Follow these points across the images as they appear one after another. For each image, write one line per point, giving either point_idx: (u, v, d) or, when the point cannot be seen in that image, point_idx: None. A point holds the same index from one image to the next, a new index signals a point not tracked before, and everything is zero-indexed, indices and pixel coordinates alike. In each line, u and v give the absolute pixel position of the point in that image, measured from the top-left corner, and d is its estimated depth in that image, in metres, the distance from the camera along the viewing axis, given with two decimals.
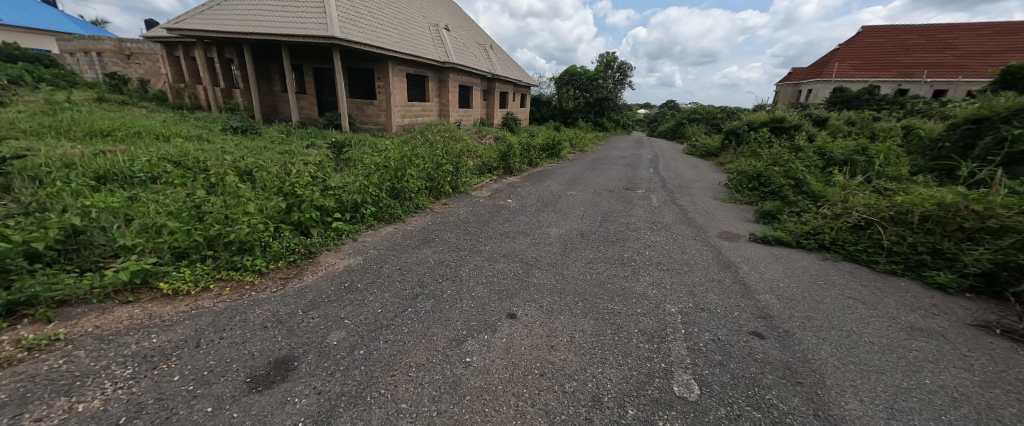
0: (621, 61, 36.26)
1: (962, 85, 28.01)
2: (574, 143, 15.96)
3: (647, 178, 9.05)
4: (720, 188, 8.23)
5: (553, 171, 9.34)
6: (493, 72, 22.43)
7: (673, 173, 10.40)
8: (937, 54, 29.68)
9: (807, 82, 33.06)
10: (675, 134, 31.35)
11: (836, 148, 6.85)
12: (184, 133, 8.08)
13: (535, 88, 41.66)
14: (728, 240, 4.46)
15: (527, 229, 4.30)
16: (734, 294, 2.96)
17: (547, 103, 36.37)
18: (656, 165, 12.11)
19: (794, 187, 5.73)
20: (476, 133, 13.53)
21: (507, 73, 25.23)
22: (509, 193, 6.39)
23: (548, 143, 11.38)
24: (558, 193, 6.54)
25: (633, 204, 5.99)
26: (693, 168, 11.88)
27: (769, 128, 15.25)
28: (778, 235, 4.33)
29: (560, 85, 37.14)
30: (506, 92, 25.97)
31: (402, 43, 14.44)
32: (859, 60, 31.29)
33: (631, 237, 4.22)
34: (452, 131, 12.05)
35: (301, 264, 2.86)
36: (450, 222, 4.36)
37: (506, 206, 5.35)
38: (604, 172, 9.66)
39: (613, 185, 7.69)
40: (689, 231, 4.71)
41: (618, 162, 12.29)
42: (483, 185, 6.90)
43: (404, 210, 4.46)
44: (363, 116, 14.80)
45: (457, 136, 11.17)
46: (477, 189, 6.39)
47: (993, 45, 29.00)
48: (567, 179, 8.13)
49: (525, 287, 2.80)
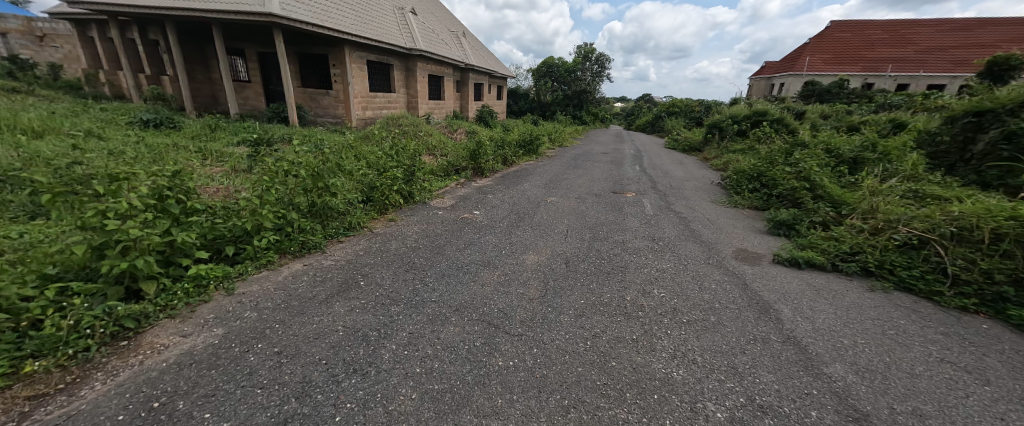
0: (599, 53, 35.58)
1: (922, 79, 29.01)
2: (553, 138, 14.99)
3: (634, 178, 8.15)
4: (713, 188, 7.47)
5: (531, 171, 8.29)
6: (467, 61, 21.06)
7: (660, 171, 9.60)
8: (899, 49, 30.64)
9: (779, 76, 33.53)
10: (653, 128, 31.02)
11: (842, 144, 6.16)
12: (69, 128, 6.44)
13: (512, 80, 40.43)
14: (748, 263, 3.58)
15: (495, 256, 3.24)
16: (792, 365, 2.02)
17: (524, 96, 35.23)
18: (641, 162, 11.29)
19: (808, 191, 4.94)
20: (446, 127, 12.27)
21: (482, 63, 23.89)
22: (476, 201, 5.31)
23: (525, 139, 10.34)
24: (535, 200, 5.53)
25: (625, 213, 5.06)
26: (679, 165, 11.15)
27: (751, 122, 14.84)
28: (809, 257, 3.47)
29: (538, 77, 36.10)
30: (481, 83, 24.64)
31: (360, 26, 12.89)
32: (829, 55, 31.95)
33: (631, 265, 3.26)
34: (419, 125, 10.79)
35: (97, 357, 1.67)
36: (390, 250, 3.22)
37: (471, 221, 4.27)
38: (587, 171, 8.72)
39: (599, 188, 6.75)
40: (698, 250, 3.80)
41: (601, 159, 11.39)
42: (446, 191, 5.78)
43: (328, 234, 3.29)
44: (318, 108, 13.19)
45: (423, 131, 9.91)
46: (438, 197, 5.26)
47: (950, 41, 30.19)
48: (547, 181, 7.12)
49: (482, 382, 1.72)
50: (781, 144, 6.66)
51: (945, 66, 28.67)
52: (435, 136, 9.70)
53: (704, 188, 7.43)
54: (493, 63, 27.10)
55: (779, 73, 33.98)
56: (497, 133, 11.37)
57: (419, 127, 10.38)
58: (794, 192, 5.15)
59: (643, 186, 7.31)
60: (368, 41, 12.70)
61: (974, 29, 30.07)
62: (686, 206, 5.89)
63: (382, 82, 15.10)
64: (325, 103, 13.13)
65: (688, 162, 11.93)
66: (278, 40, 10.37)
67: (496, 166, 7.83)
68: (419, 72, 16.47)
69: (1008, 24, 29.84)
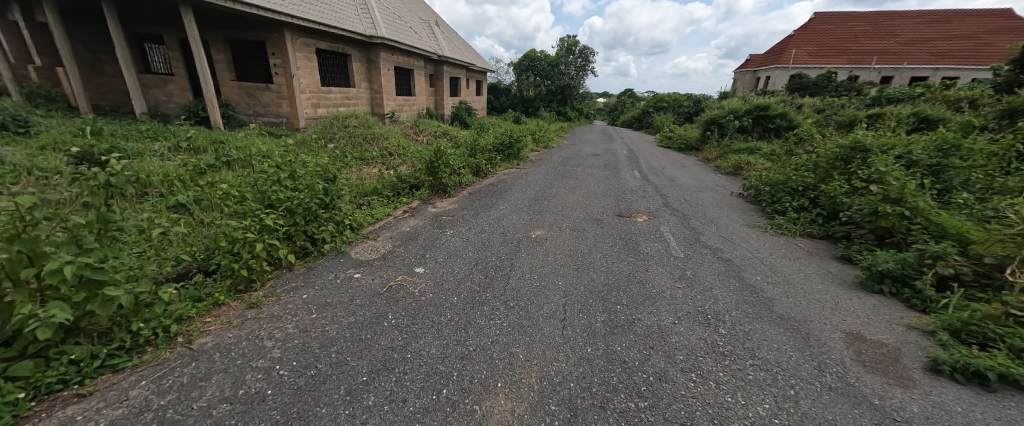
0: (582, 46, 34.11)
1: (906, 71, 28.83)
2: (537, 138, 13.36)
3: (639, 191, 6.57)
4: (736, 203, 6.02)
5: (510, 183, 6.61)
6: (440, 53, 19.11)
7: (666, 179, 8.05)
8: (882, 41, 30.42)
9: (764, 69, 32.90)
10: (641, 124, 29.85)
11: (912, 146, 4.71)
12: None
13: (492, 75, 38.55)
14: (887, 374, 2.02)
15: (426, 416, 1.54)
16: None
17: (505, 92, 33.41)
18: (640, 166, 9.76)
19: (901, 218, 3.46)
20: (411, 129, 10.44)
21: (458, 55, 21.99)
22: (425, 241, 3.61)
23: (505, 141, 8.64)
24: (516, 236, 3.86)
25: (646, 259, 3.45)
26: (682, 169, 9.70)
27: (753, 117, 13.63)
28: (1007, 368, 1.92)
29: (519, 71, 34.38)
30: (457, 77, 22.72)
31: (304, 6, 10.82)
32: (813, 47, 31.52)
33: (705, 417, 1.62)
34: (377, 123, 8.95)
35: None
36: (188, 417, 1.46)
37: (405, 291, 2.58)
38: (581, 181, 7.10)
39: (600, 209, 5.13)
40: (792, 346, 2.21)
41: (593, 163, 9.82)
42: (386, 224, 4.04)
43: (46, 383, 1.47)
44: (258, 107, 11.18)
45: (379, 133, 8.08)
46: (368, 239, 3.53)
47: (930, 33, 30.14)
48: (531, 199, 5.47)
49: None
50: (828, 148, 5.22)
51: (927, 57, 28.63)
52: (393, 139, 7.91)
53: (727, 204, 5.92)
54: (470, 56, 25.15)
55: (764, 66, 33.38)
56: (471, 134, 9.65)
57: (376, 127, 8.54)
58: (877, 219, 3.66)
59: (654, 203, 5.71)
60: (316, 26, 10.67)
61: (952, 22, 30.21)
62: (721, 236, 4.32)
63: (339, 75, 13.08)
64: (268, 99, 11.12)
65: (691, 165, 10.50)
66: (192, 21, 8.28)
67: (466, 180, 6.11)
68: (384, 63, 14.48)
69: (984, 16, 30.06)
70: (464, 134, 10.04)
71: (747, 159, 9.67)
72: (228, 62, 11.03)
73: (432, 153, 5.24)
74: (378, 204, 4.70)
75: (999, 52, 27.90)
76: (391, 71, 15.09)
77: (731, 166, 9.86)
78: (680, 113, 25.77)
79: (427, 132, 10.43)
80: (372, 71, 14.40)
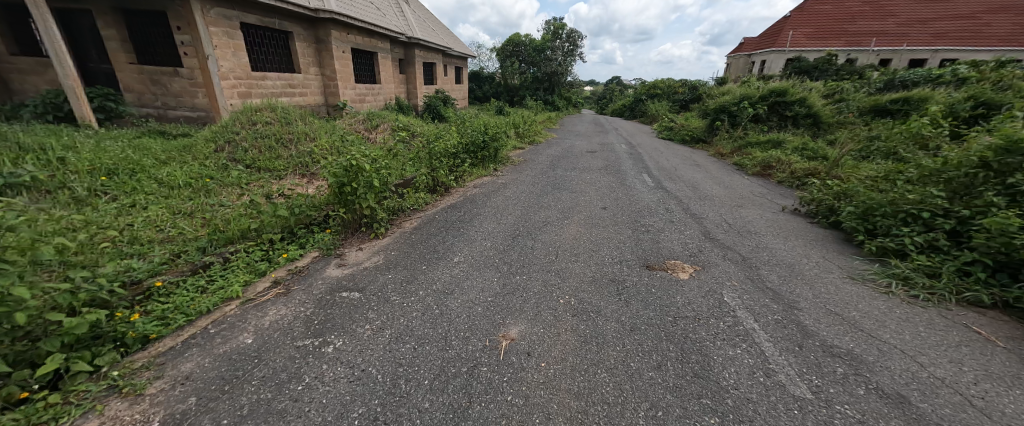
0: (569, 29, 31.96)
1: (905, 54, 27.74)
2: (522, 132, 11.38)
3: (660, 210, 4.72)
4: (799, 227, 4.27)
5: (481, 203, 4.67)
6: (410, 34, 16.81)
7: (688, 187, 6.21)
8: (880, 22, 29.27)
9: (759, 53, 31.50)
10: (633, 112, 28.15)
11: None
12: None
13: (474, 62, 36.34)
14: None
15: None
16: None
17: (489, 79, 31.26)
18: (647, 167, 7.91)
19: None
20: (363, 125, 8.35)
21: (433, 38, 19.67)
22: (255, 386, 1.63)
23: (478, 141, 6.62)
24: (467, 350, 1.94)
25: (747, 422, 1.57)
26: (699, 170, 7.90)
27: (766, 105, 11.99)
28: None
29: (503, 56, 32.18)
30: (433, 63, 20.42)
31: None
32: (809, 29, 30.19)
33: None
34: (311, 118, 6.87)
35: None
36: None
37: None
38: (579, 196, 5.22)
39: (614, 255, 3.26)
40: None
41: (589, 164, 7.95)
42: (212, 326, 2.03)
43: None
44: (169, 97, 8.96)
45: (305, 131, 5.98)
46: (121, 395, 1.54)
47: (929, 13, 29.08)
48: (507, 237, 3.54)
49: None
50: (959, 151, 3.41)
51: (927, 39, 27.67)
52: (321, 141, 5.82)
53: (790, 231, 4.14)
54: (447, 39, 22.72)
55: (759, 50, 31.84)
56: (436, 130, 7.61)
57: (307, 124, 6.45)
58: None
59: (689, 236, 3.86)
60: None
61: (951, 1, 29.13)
62: (830, 313, 2.49)
63: (278, 58, 10.75)
64: (180, 88, 8.86)
65: (707, 164, 8.72)
66: None
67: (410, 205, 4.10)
68: (337, 43, 12.15)
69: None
70: (428, 129, 7.99)
71: (778, 157, 7.92)
72: (123, 40, 8.63)
73: (339, 168, 3.17)
74: (234, 271, 2.67)
75: (1001, 31, 26.96)
76: (348, 54, 12.79)
77: (758, 166, 8.11)
78: (676, 102, 24.08)
79: (385, 130, 8.32)
80: (323, 53, 12.09)
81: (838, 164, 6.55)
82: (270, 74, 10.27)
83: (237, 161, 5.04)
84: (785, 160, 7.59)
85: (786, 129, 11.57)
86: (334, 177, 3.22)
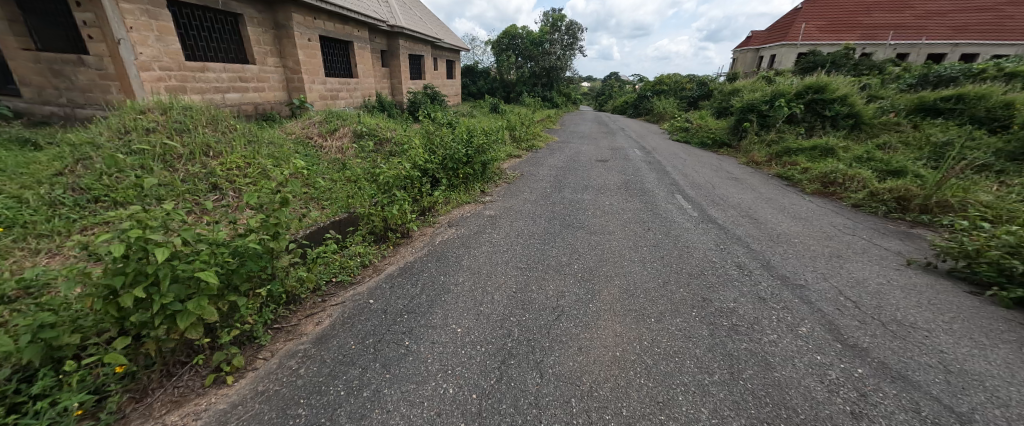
0: (569, 21, 30.15)
1: (923, 48, 26.32)
2: (519, 136, 9.68)
3: (731, 271, 3.05)
4: (966, 308, 2.64)
5: (453, 262, 3.00)
6: (392, 22, 15.00)
7: (745, 219, 4.54)
8: (897, 14, 27.78)
9: (768, 47, 29.91)
10: (637, 110, 26.54)
11: None
12: None
13: (468, 57, 34.49)
14: None
15: None
16: None
17: (484, 74, 29.47)
18: (677, 185, 6.24)
19: None
20: (318, 131, 6.63)
21: (420, 27, 17.85)
22: None
23: (458, 154, 4.90)
24: None
25: None
26: (743, 187, 6.24)
27: (801, 103, 10.38)
28: None
29: (499, 50, 30.36)
30: (421, 55, 18.61)
31: None
32: (822, 22, 28.64)
33: None
34: (236, 122, 5.13)
35: None
36: None
37: None
38: (602, 241, 3.55)
39: (705, 421, 1.60)
40: None
41: (604, 180, 6.27)
42: None
43: None
44: (76, 92, 7.16)
45: (211, 142, 4.22)
46: None
47: (947, 5, 27.63)
48: (488, 366, 1.85)
49: None
50: None
51: (947, 31, 26.27)
52: (231, 159, 4.10)
53: (962, 319, 2.50)
54: (437, 30, 20.86)
55: (769, 44, 30.28)
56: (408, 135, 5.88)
57: (224, 132, 4.72)
58: None
59: (808, 340, 2.20)
60: None
61: None
62: None
63: (225, 46, 8.96)
64: (88, 81, 7.06)
65: (747, 178, 7.07)
66: None
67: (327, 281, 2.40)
68: (300, 29, 10.35)
69: None
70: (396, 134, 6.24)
71: (841, 169, 6.28)
72: (12, 19, 6.81)
73: (98, 252, 1.41)
74: None
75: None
76: (316, 43, 11.02)
77: (814, 181, 6.49)
78: (685, 99, 22.45)
79: (345, 134, 6.57)
80: (284, 41, 10.28)
81: (939, 184, 4.94)
82: (213, 65, 8.48)
83: (82, 192, 3.31)
84: (853, 175, 5.98)
85: (825, 132, 9.97)
86: (98, 271, 1.46)
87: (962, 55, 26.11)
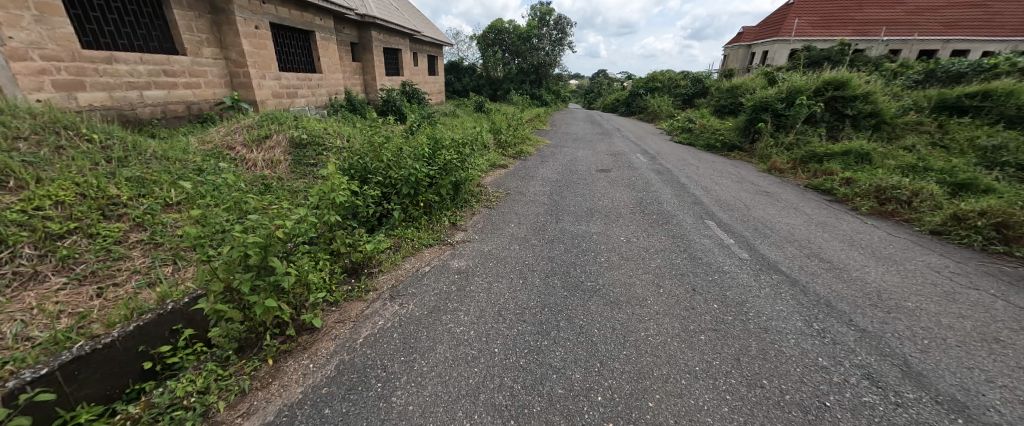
0: (558, 16, 28.90)
1: (915, 44, 26.04)
2: (505, 141, 8.33)
3: (870, 398, 1.74)
4: None
5: (378, 400, 1.61)
6: (363, 10, 13.39)
7: (815, 263, 3.26)
8: (888, 10, 27.46)
9: (760, 43, 29.27)
10: (630, 108, 25.51)
11: None
12: None
13: (453, 53, 32.99)
14: None
15: None
16: None
17: (469, 71, 28.07)
18: (702, 206, 4.98)
19: None
20: (243, 139, 5.14)
21: (397, 18, 16.28)
22: None
23: (416, 174, 3.50)
24: None
25: None
26: (784, 207, 5.00)
27: (821, 101, 9.29)
28: None
29: (485, 45, 28.93)
30: (398, 49, 17.04)
31: None
32: (814, 17, 28.12)
33: None
34: (99, 132, 3.64)
35: None
36: None
37: None
38: (637, 326, 2.22)
39: None
40: None
41: (613, 200, 4.98)
42: None
43: None
44: None
45: (21, 166, 2.76)
46: None
47: (938, 0, 27.39)
48: None
49: None
50: None
51: (938, 28, 26.04)
52: (49, 194, 2.66)
53: None
54: (416, 22, 19.30)
55: (761, 40, 29.66)
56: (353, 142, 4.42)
57: (66, 147, 3.23)
58: None
59: None
60: None
61: None
62: None
63: (143, 32, 7.27)
64: None
65: (779, 193, 5.87)
66: None
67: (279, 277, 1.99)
68: (243, 14, 8.71)
69: None
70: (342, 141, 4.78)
71: (899, 182, 5.11)
72: None
73: None
74: None
75: (1012, 21, 25.51)
76: (268, 32, 9.44)
77: (864, 196, 5.31)
78: (680, 97, 21.47)
79: (278, 143, 5.08)
80: (225, 28, 8.66)
81: None
82: (123, 55, 6.83)
83: None
84: (920, 191, 4.80)
85: (847, 134, 8.92)
86: None
87: (952, 51, 25.95)
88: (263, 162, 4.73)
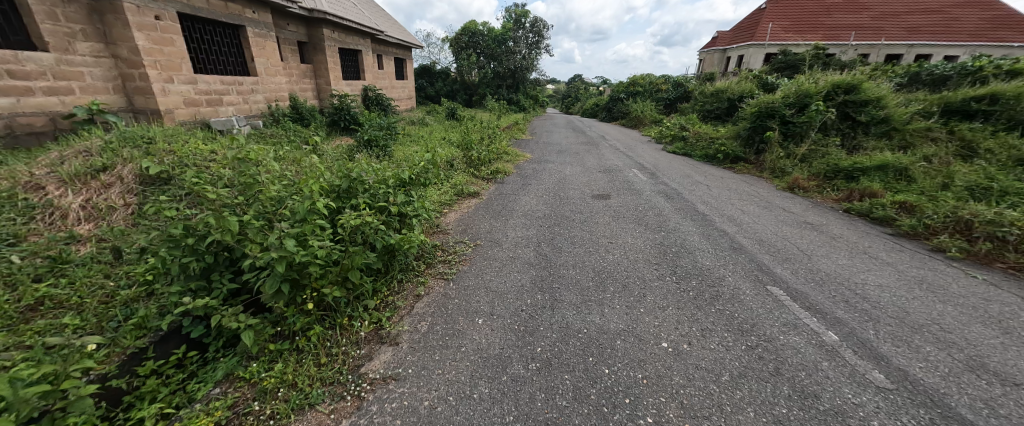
0: (533, 18, 27.79)
1: (882, 48, 26.56)
2: (476, 157, 6.79)
3: None
4: None
5: None
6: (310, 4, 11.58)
7: (1010, 396, 1.86)
8: (854, 15, 28.01)
9: (735, 48, 29.25)
10: (610, 114, 24.63)
11: None
12: None
13: (424, 57, 31.27)
14: None
15: None
16: None
17: (442, 76, 26.44)
18: (747, 254, 3.59)
19: None
20: (68, 169, 3.34)
21: (355, 15, 14.49)
22: None
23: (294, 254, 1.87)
24: None
25: None
26: (851, 253, 3.70)
27: (832, 105, 8.31)
28: None
29: (457, 49, 27.40)
30: (358, 50, 15.23)
31: None
32: (786, 22, 28.32)
33: None
34: None
35: None
36: None
37: None
38: None
39: None
40: None
41: (627, 250, 3.50)
42: None
43: None
44: None
45: None
46: None
47: (899, 6, 28.16)
48: None
49: None
50: None
51: (902, 32, 26.70)
52: None
53: None
54: (379, 21, 17.54)
55: (735, 44, 29.68)
56: (215, 175, 2.72)
57: None
58: None
59: None
60: None
61: None
62: None
63: None
64: None
65: (826, 225, 4.61)
66: None
67: None
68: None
69: None
70: (211, 171, 3.07)
71: (989, 212, 3.89)
72: None
73: None
74: None
75: (969, 26, 26.42)
76: (176, 25, 7.55)
77: (941, 230, 4.09)
78: (662, 102, 20.66)
79: (118, 179, 3.34)
80: (110, 17, 6.73)
81: None
82: None
83: None
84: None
85: (863, 142, 7.94)
86: None
87: (916, 56, 26.63)
88: (81, 211, 2.98)
